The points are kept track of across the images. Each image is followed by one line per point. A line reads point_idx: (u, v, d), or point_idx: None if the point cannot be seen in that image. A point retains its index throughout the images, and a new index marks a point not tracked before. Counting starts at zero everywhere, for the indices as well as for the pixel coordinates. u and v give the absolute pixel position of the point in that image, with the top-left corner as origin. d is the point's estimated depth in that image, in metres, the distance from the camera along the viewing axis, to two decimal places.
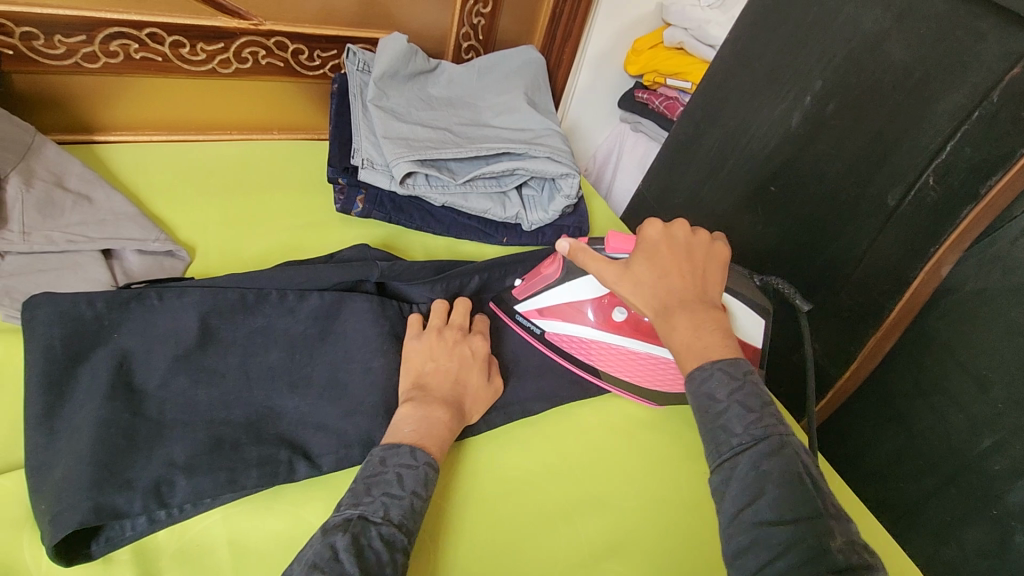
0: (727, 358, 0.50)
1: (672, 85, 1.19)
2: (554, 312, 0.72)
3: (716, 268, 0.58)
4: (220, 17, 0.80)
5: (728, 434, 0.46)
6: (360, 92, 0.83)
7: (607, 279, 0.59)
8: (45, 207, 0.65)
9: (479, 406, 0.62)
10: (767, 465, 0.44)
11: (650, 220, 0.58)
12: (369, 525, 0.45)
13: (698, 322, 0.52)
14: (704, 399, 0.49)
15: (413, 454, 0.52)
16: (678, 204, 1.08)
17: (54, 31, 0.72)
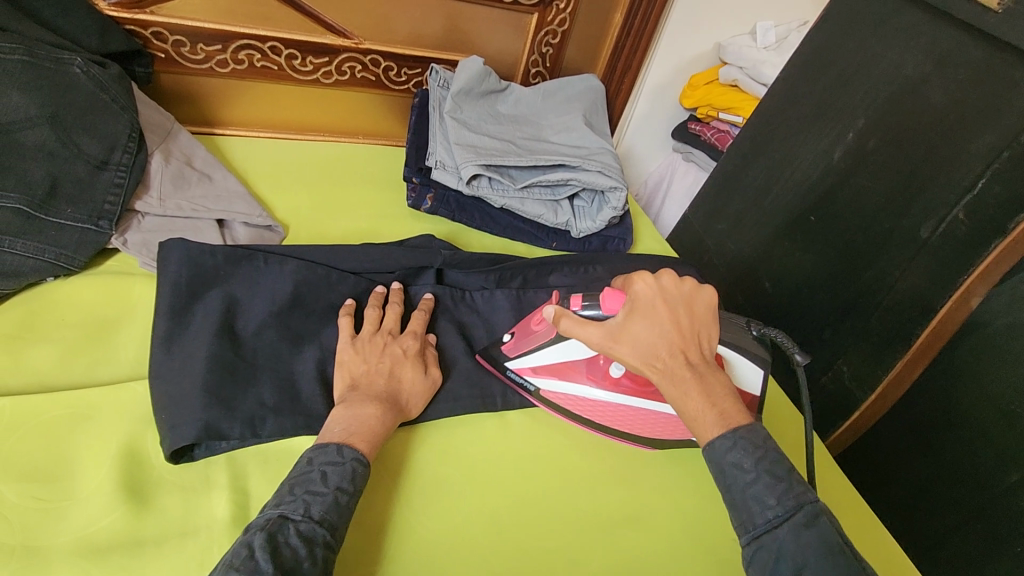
0: (744, 423, 0.56)
1: (725, 119, 1.29)
2: (548, 370, 0.70)
3: (707, 320, 0.62)
4: (328, 35, 0.94)
5: (762, 506, 0.52)
6: (439, 104, 0.95)
7: (604, 345, 0.60)
8: (178, 181, 0.78)
9: (417, 398, 0.65)
10: (803, 535, 0.49)
11: (641, 274, 0.62)
12: (288, 522, 0.48)
13: (707, 384, 0.58)
14: (730, 468, 0.54)
15: (339, 453, 0.55)
16: (722, 229, 1.14)
17: (197, 40, 0.88)
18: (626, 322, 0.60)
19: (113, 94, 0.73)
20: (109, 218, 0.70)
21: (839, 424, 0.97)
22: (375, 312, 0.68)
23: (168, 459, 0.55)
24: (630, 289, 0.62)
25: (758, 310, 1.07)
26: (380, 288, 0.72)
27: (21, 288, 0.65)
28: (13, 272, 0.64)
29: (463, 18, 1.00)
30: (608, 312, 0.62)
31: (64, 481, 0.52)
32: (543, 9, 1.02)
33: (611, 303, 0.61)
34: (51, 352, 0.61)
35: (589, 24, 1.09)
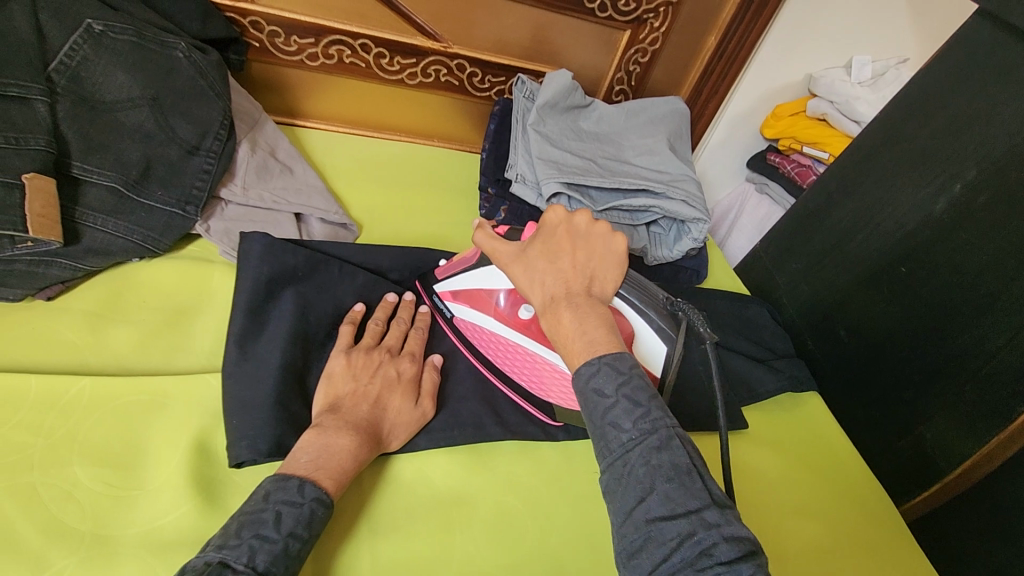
0: (613, 352, 0.49)
1: (808, 153, 1.21)
2: (465, 297, 0.70)
3: (611, 265, 0.55)
4: (419, 37, 0.93)
5: (617, 431, 0.46)
6: (522, 116, 0.93)
7: (504, 263, 0.58)
8: (261, 171, 0.78)
9: (401, 430, 0.60)
10: (654, 459, 0.44)
11: (554, 205, 0.58)
12: (226, 570, 0.43)
13: (581, 314, 0.51)
14: (592, 394, 0.47)
15: (300, 490, 0.49)
16: (796, 269, 1.09)
17: (292, 33, 0.88)
18: (524, 248, 0.57)
19: (211, 81, 0.73)
20: (195, 205, 0.70)
21: (922, 489, 0.90)
22: (377, 326, 0.66)
23: (231, 466, 0.53)
24: (541, 220, 0.58)
25: (828, 358, 1.02)
26: (392, 297, 0.70)
27: (106, 268, 0.66)
28: (102, 250, 0.64)
29: (553, 30, 0.97)
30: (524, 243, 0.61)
31: (135, 470, 0.51)
32: (637, 26, 0.99)
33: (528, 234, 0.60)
34: (132, 333, 0.61)
35: (680, 46, 1.06)
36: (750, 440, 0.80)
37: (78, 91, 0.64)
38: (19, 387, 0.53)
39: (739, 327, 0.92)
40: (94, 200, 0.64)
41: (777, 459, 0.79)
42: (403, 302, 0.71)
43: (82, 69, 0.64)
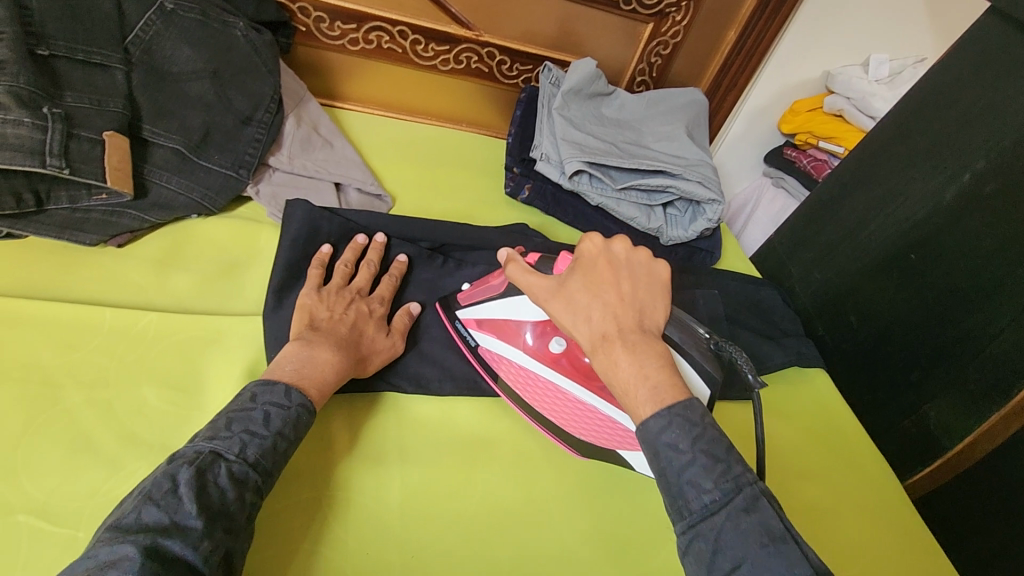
0: (681, 400, 0.52)
1: (823, 148, 1.26)
2: (491, 327, 0.69)
3: (655, 295, 0.58)
4: (453, 25, 0.99)
5: (698, 490, 0.49)
6: (548, 101, 0.98)
7: (543, 298, 0.60)
8: (305, 143, 0.84)
9: (377, 358, 0.64)
10: (743, 522, 0.47)
11: (589, 234, 0.60)
12: (219, 460, 0.48)
13: (640, 354, 0.53)
14: (669, 451, 0.50)
15: (287, 394, 0.53)
16: (808, 258, 1.12)
17: (336, 18, 0.95)
18: (564, 279, 0.59)
19: (264, 58, 0.80)
20: (247, 169, 0.76)
21: (926, 466, 0.92)
22: (345, 266, 0.68)
23: None
24: (575, 250, 0.60)
25: (838, 343, 1.05)
26: (362, 238, 0.73)
27: (169, 223, 0.72)
28: (167, 205, 0.70)
29: (579, 21, 1.03)
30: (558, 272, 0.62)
31: (195, 393, 0.57)
32: (659, 19, 1.04)
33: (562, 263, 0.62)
34: (190, 279, 0.67)
35: (701, 40, 1.10)
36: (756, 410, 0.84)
37: (150, 62, 0.71)
38: (96, 316, 0.59)
39: (750, 307, 0.96)
40: (160, 160, 0.71)
41: (782, 429, 0.82)
42: (369, 245, 0.73)
43: (155, 42, 0.71)
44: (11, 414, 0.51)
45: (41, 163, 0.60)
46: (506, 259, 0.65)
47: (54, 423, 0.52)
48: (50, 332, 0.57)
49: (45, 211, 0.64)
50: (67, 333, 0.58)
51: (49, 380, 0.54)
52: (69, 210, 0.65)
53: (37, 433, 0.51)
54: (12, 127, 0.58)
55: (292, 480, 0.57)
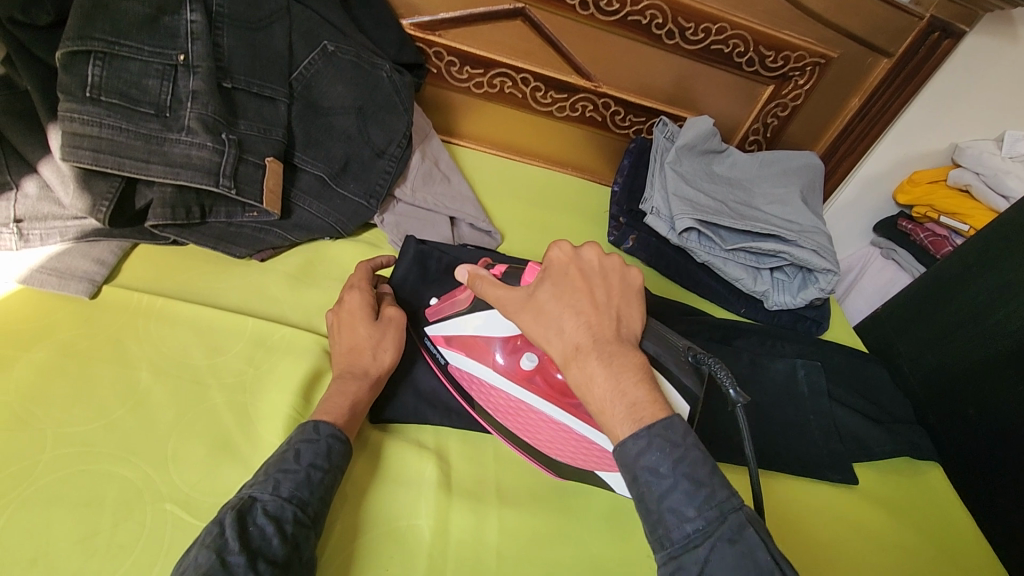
0: (661, 417, 0.49)
1: (945, 223, 1.16)
2: (459, 344, 0.66)
3: (630, 300, 0.56)
4: (574, 75, 1.02)
5: (679, 518, 0.47)
6: (660, 155, 0.99)
7: (513, 312, 0.56)
8: (426, 177, 0.89)
9: (383, 341, 0.63)
10: (728, 552, 0.45)
11: (558, 241, 0.56)
12: (256, 501, 0.48)
13: (617, 366, 0.51)
14: (647, 476, 0.48)
15: (315, 429, 0.54)
16: (920, 337, 1.03)
17: (466, 63, 1.01)
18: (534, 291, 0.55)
19: (403, 98, 0.86)
20: (377, 199, 0.82)
21: None
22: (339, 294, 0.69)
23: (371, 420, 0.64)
24: (545, 258, 0.56)
25: (950, 432, 0.95)
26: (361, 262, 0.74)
27: (306, 241, 0.78)
28: (305, 226, 0.77)
29: (698, 79, 1.04)
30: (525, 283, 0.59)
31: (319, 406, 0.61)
32: (781, 82, 1.04)
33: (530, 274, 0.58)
34: (318, 296, 0.73)
35: (822, 105, 1.08)
36: (860, 496, 0.79)
37: (308, 97, 0.78)
38: (240, 323, 0.65)
39: (856, 385, 0.91)
40: (305, 185, 0.77)
41: (882, 521, 0.77)
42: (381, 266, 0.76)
43: (314, 79, 0.78)
44: (165, 405, 0.57)
45: (214, 182, 0.66)
46: (467, 276, 0.60)
47: (198, 418, 0.57)
48: (201, 334, 0.63)
49: (206, 223, 0.71)
50: (215, 335, 0.63)
51: (197, 378, 0.60)
52: (224, 223, 0.72)
53: (183, 425, 0.56)
54: (196, 149, 0.65)
55: (396, 507, 0.59)
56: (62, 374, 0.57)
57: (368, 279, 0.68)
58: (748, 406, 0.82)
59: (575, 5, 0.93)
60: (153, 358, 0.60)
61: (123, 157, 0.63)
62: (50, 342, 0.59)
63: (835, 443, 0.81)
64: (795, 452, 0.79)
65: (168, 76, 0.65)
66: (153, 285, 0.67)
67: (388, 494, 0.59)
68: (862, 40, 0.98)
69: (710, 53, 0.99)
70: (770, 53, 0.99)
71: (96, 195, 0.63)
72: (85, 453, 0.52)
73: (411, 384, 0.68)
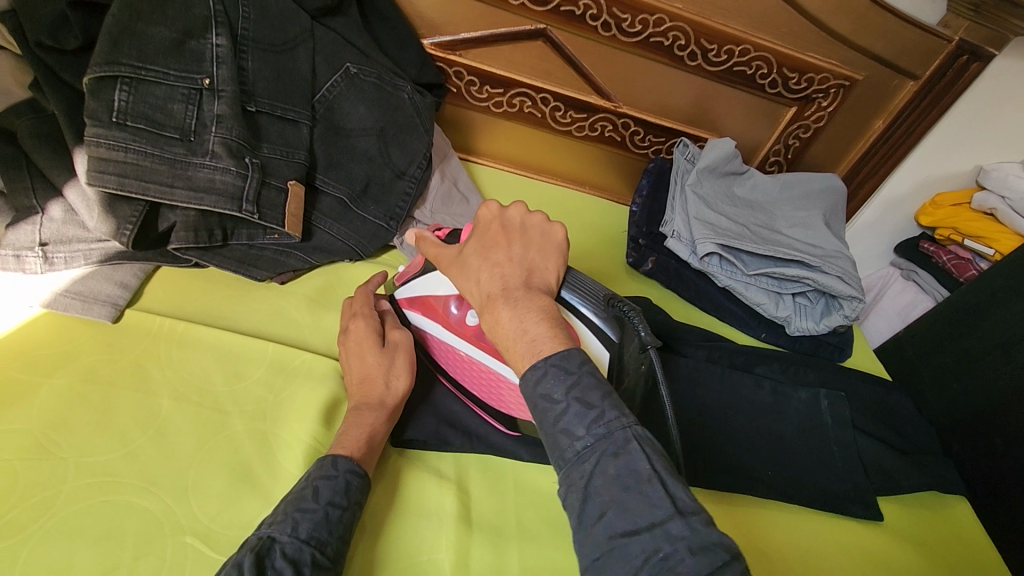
0: (558, 350, 0.48)
1: (969, 246, 1.14)
2: (418, 304, 0.66)
3: (549, 255, 0.56)
4: (594, 96, 1.02)
5: (571, 438, 0.45)
6: (681, 176, 0.98)
7: (446, 268, 0.58)
8: (444, 199, 0.89)
9: (395, 367, 0.62)
10: (611, 467, 0.43)
11: (486, 202, 0.58)
12: (274, 543, 0.46)
13: (520, 310, 0.50)
14: (542, 401, 0.46)
15: (333, 465, 0.53)
16: (943, 364, 1.01)
17: (486, 83, 1.01)
18: (463, 246, 0.56)
19: (424, 119, 0.86)
20: (396, 221, 0.82)
21: None
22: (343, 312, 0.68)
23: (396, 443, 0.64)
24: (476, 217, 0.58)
25: (976, 464, 0.92)
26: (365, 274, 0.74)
27: (325, 264, 0.78)
28: (325, 249, 0.76)
29: (719, 101, 1.03)
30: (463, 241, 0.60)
31: None
32: (803, 104, 1.03)
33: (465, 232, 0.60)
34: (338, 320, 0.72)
35: (845, 126, 1.07)
36: (886, 532, 0.77)
37: (330, 119, 0.78)
38: (261, 348, 0.64)
39: (880, 414, 0.89)
40: (326, 208, 0.77)
41: (908, 558, 0.75)
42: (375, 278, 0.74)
43: (336, 102, 0.78)
44: (186, 434, 0.56)
45: (238, 207, 0.66)
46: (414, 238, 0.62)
47: (219, 447, 0.56)
48: (222, 360, 0.63)
49: (228, 246, 0.70)
50: (236, 361, 0.63)
51: (218, 405, 0.59)
52: (246, 246, 0.71)
53: (203, 455, 0.56)
54: (220, 174, 0.65)
55: (417, 541, 0.58)
56: (83, 401, 0.57)
57: (373, 303, 0.67)
58: (770, 436, 0.81)
59: (598, 27, 0.92)
60: (174, 385, 0.60)
61: (148, 182, 0.63)
62: (72, 368, 0.59)
63: (859, 475, 0.80)
64: (818, 485, 0.78)
65: (193, 101, 0.65)
66: (174, 308, 0.67)
67: (408, 527, 0.59)
68: (887, 63, 0.97)
69: (732, 75, 0.98)
70: (793, 75, 0.98)
71: (120, 220, 0.63)
72: (107, 484, 0.52)
73: (432, 412, 0.68)
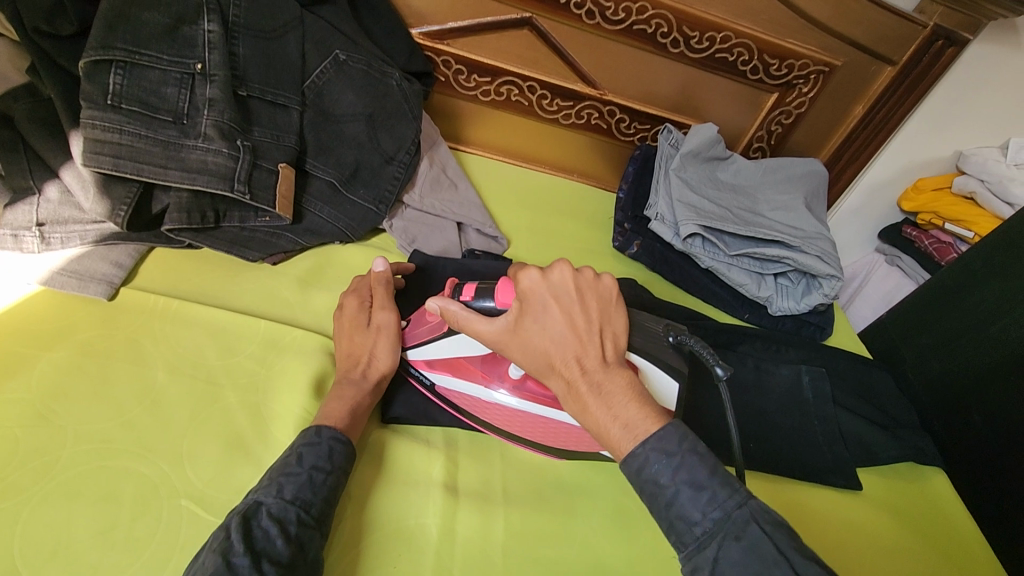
0: (655, 431, 0.51)
1: (949, 230, 1.17)
2: (445, 366, 0.67)
3: (610, 313, 0.58)
4: (580, 83, 1.04)
5: (688, 522, 0.49)
6: (665, 161, 1.00)
7: (498, 343, 0.58)
8: (433, 183, 0.91)
9: (375, 348, 0.64)
10: (732, 550, 0.46)
11: (529, 269, 0.57)
12: (260, 505, 0.49)
13: (607, 392, 0.53)
14: (650, 484, 0.50)
15: (316, 433, 0.55)
16: (924, 343, 1.03)
17: (473, 71, 1.03)
18: (518, 321, 0.56)
19: (412, 105, 0.88)
20: (386, 205, 0.84)
21: None
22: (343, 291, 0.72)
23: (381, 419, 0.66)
24: (518, 286, 0.57)
25: (955, 438, 0.95)
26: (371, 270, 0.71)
27: (316, 246, 0.80)
28: (316, 231, 0.78)
29: (702, 87, 1.05)
30: (502, 305, 0.58)
31: None
32: (784, 90, 1.05)
33: (503, 295, 0.58)
34: (328, 299, 0.74)
35: (825, 112, 1.09)
36: (864, 501, 0.79)
37: (320, 105, 0.80)
38: (252, 324, 0.66)
39: (860, 390, 0.91)
40: (316, 191, 0.79)
41: (886, 526, 0.77)
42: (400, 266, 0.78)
43: (325, 88, 0.80)
44: (180, 404, 0.58)
45: (229, 187, 0.68)
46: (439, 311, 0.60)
47: (213, 417, 0.58)
48: (215, 335, 0.65)
49: (220, 227, 0.72)
50: (229, 337, 0.65)
51: (211, 378, 0.61)
52: (238, 228, 0.73)
53: (197, 423, 0.57)
54: (212, 155, 0.67)
55: (404, 506, 0.60)
56: (80, 373, 0.58)
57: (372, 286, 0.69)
58: (751, 411, 0.83)
59: (581, 14, 0.94)
60: (168, 358, 0.62)
61: (142, 164, 0.65)
62: (69, 342, 0.61)
63: (838, 447, 0.82)
64: (798, 457, 0.80)
65: (185, 84, 0.67)
66: (169, 287, 0.69)
67: (394, 493, 0.61)
68: (864, 48, 0.99)
69: (714, 62, 1.01)
70: (774, 62, 1.00)
71: (115, 200, 0.65)
72: (104, 449, 0.54)
73: (420, 386, 0.69)
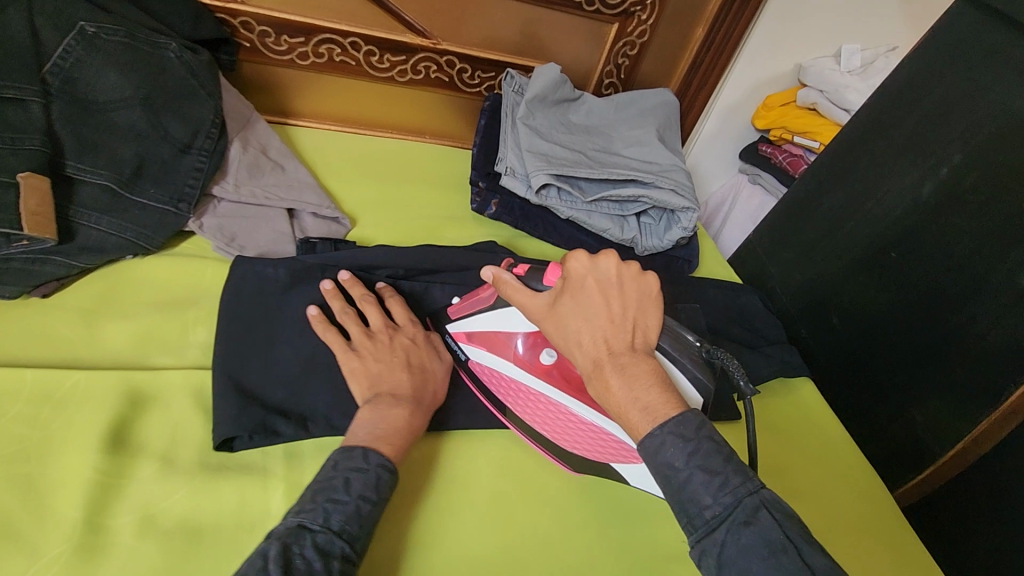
0: (674, 416, 0.50)
1: (799, 143, 1.21)
2: (482, 339, 0.68)
3: (648, 309, 0.56)
4: (408, 34, 0.94)
5: (698, 506, 0.47)
6: (512, 111, 0.94)
7: (536, 317, 0.58)
8: (253, 169, 0.78)
9: (439, 384, 0.66)
10: (744, 536, 0.45)
11: (576, 252, 0.57)
12: (305, 532, 0.47)
13: (630, 376, 0.51)
14: (664, 468, 0.49)
15: (365, 458, 0.54)
16: (788, 258, 1.05)
17: (282, 32, 0.89)
18: (554, 302, 0.56)
19: (203, 81, 0.74)
20: (187, 203, 0.70)
21: (915, 472, 0.86)
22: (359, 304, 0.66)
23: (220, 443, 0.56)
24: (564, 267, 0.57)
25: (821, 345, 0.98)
26: (337, 277, 0.69)
27: (102, 265, 0.68)
28: (96, 248, 0.66)
29: (542, 25, 0.98)
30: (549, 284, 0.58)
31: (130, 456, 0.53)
32: (624, 19, 1.00)
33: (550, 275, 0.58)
34: (123, 329, 0.63)
35: (667, 38, 1.06)
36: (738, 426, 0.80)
37: (74, 92, 0.65)
38: (15, 378, 0.55)
39: (731, 316, 0.92)
40: (87, 199, 0.65)
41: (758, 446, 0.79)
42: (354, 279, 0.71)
43: (76, 71, 0.65)
44: None
45: None
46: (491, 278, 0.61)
47: None
48: None
49: None
50: None
51: None
52: None
53: None
54: None
55: None
56: None
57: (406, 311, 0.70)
58: None
59: None
60: None
61: None
62: None
63: None
64: None
65: None
66: None
67: None
68: None
69: None
70: None
71: None
72: None
73: None
